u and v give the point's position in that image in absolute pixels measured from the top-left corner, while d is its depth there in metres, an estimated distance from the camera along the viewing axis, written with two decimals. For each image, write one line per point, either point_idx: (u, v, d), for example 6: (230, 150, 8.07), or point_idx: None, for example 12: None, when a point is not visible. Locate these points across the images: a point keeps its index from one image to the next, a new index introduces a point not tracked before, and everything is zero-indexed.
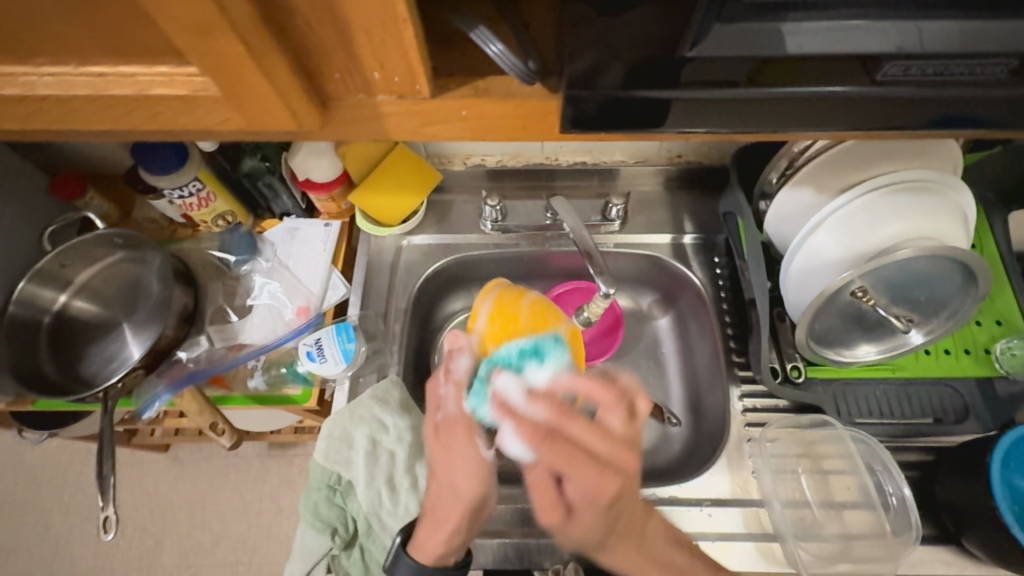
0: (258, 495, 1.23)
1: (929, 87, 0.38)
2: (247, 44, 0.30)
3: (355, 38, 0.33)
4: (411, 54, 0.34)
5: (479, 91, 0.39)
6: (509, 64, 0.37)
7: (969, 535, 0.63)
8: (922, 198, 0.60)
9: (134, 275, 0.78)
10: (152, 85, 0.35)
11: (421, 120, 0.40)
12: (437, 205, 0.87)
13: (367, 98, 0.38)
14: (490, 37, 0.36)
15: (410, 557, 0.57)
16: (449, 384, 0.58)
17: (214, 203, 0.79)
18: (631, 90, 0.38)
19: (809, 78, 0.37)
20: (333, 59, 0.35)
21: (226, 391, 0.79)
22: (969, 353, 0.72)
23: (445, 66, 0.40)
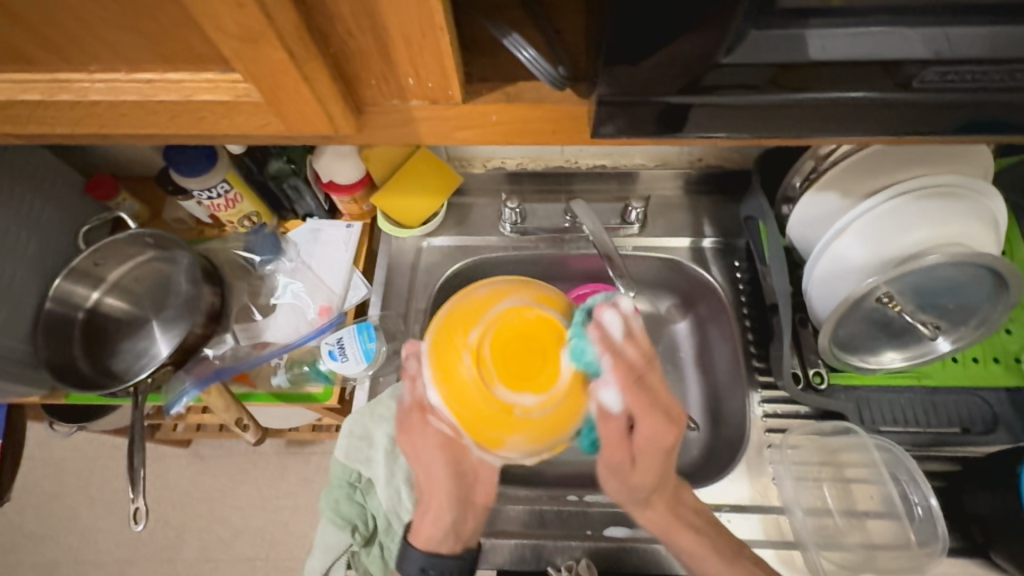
0: (277, 492, 1.25)
1: (962, 95, 0.37)
2: (291, 52, 0.31)
3: (393, 46, 0.34)
4: (446, 60, 0.34)
5: (510, 97, 0.39)
6: (540, 70, 0.37)
7: (998, 548, 0.62)
8: (951, 202, 0.59)
9: (164, 273, 0.80)
10: (196, 91, 0.36)
11: (452, 125, 0.41)
12: (457, 207, 0.88)
13: (401, 103, 0.39)
14: (523, 43, 0.37)
15: (410, 542, 0.59)
16: (407, 379, 0.55)
17: (241, 204, 0.81)
18: (660, 96, 0.38)
19: (841, 83, 0.37)
20: (371, 66, 0.36)
21: (250, 388, 0.80)
22: (998, 361, 0.70)
23: (477, 72, 0.41)
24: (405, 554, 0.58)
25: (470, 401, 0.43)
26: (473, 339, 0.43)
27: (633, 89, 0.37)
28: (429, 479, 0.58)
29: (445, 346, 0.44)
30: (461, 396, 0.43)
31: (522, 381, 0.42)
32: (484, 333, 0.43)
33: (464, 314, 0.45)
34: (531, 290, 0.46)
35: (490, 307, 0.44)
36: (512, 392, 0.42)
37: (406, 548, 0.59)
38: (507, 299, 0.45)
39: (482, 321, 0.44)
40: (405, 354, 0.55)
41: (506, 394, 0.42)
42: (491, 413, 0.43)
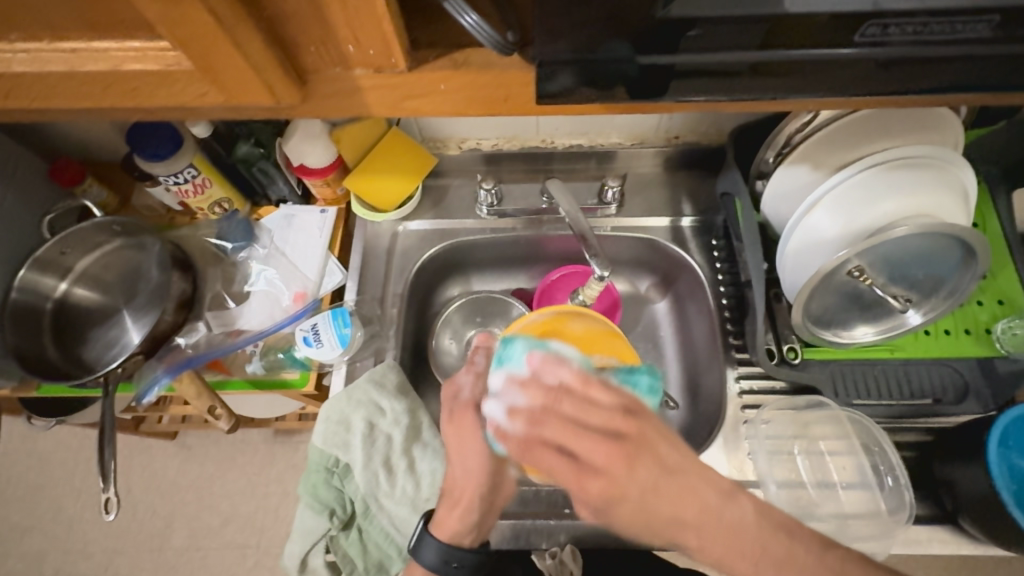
0: (265, 480, 1.25)
1: (921, 51, 0.36)
2: (217, 15, 0.30)
3: (328, 7, 0.33)
4: (384, 23, 0.33)
5: (457, 64, 0.38)
6: (484, 35, 0.35)
7: (965, 514, 0.63)
8: (921, 174, 0.59)
9: (134, 262, 0.78)
10: (125, 61, 0.35)
11: (401, 95, 0.40)
12: (433, 189, 0.87)
13: (344, 71, 0.38)
14: (465, 7, 0.35)
15: (431, 536, 0.58)
16: (470, 374, 0.59)
17: (209, 189, 0.79)
18: (615, 56, 0.37)
19: (800, 43, 0.36)
20: (307, 31, 0.34)
21: (226, 375, 0.79)
22: (969, 333, 0.71)
23: (424, 39, 0.40)
24: (422, 548, 0.58)
25: None
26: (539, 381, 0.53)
27: (579, 53, 0.36)
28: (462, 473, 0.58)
29: (525, 355, 0.54)
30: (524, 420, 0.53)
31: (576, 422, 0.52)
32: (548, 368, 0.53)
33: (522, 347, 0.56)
34: None
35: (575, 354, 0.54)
36: None
37: (423, 539, 0.59)
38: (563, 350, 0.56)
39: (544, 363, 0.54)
40: (477, 349, 0.60)
41: None
42: None
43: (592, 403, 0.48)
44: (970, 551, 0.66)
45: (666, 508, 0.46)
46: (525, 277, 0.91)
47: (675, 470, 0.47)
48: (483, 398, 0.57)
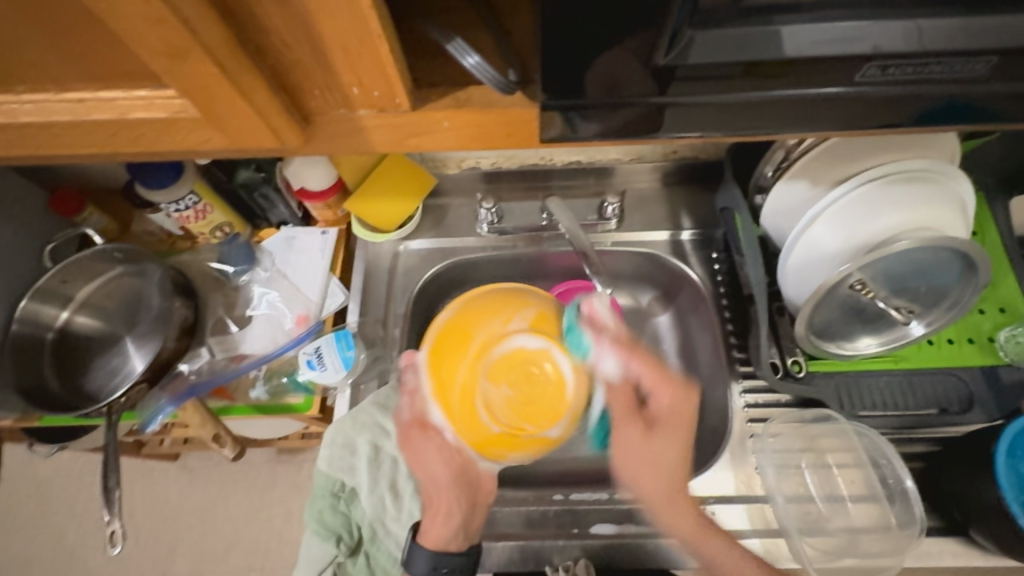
0: (269, 501, 1.24)
1: (917, 86, 0.37)
2: (222, 66, 0.30)
3: (332, 56, 0.33)
4: (388, 69, 0.34)
5: (460, 102, 0.39)
6: (485, 74, 0.37)
7: (977, 527, 0.63)
8: (921, 188, 0.59)
9: (135, 289, 0.78)
10: (131, 109, 0.36)
11: (403, 132, 0.40)
12: (434, 209, 0.87)
13: (348, 112, 0.38)
14: (467, 49, 0.37)
15: (418, 546, 0.58)
16: (408, 394, 0.60)
17: (211, 215, 0.79)
18: (616, 96, 0.37)
19: (797, 82, 0.37)
20: (311, 76, 0.35)
21: (229, 402, 0.79)
22: (972, 342, 0.71)
23: (426, 78, 0.40)
24: (409, 557, 0.57)
25: (467, 420, 0.50)
26: (473, 368, 0.49)
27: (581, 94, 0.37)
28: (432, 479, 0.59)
29: (453, 354, 0.50)
30: (469, 414, 0.49)
31: (528, 402, 0.48)
32: (485, 344, 0.49)
33: (467, 328, 0.51)
34: (526, 312, 0.51)
35: (495, 332, 0.50)
36: (519, 420, 0.49)
37: (413, 549, 0.58)
38: (506, 320, 0.50)
39: (481, 344, 0.49)
40: (406, 366, 0.59)
41: (509, 417, 0.48)
42: (497, 437, 0.49)
43: (649, 362, 0.62)
44: (982, 563, 0.65)
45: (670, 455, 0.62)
46: None
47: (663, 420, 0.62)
48: (426, 411, 0.56)
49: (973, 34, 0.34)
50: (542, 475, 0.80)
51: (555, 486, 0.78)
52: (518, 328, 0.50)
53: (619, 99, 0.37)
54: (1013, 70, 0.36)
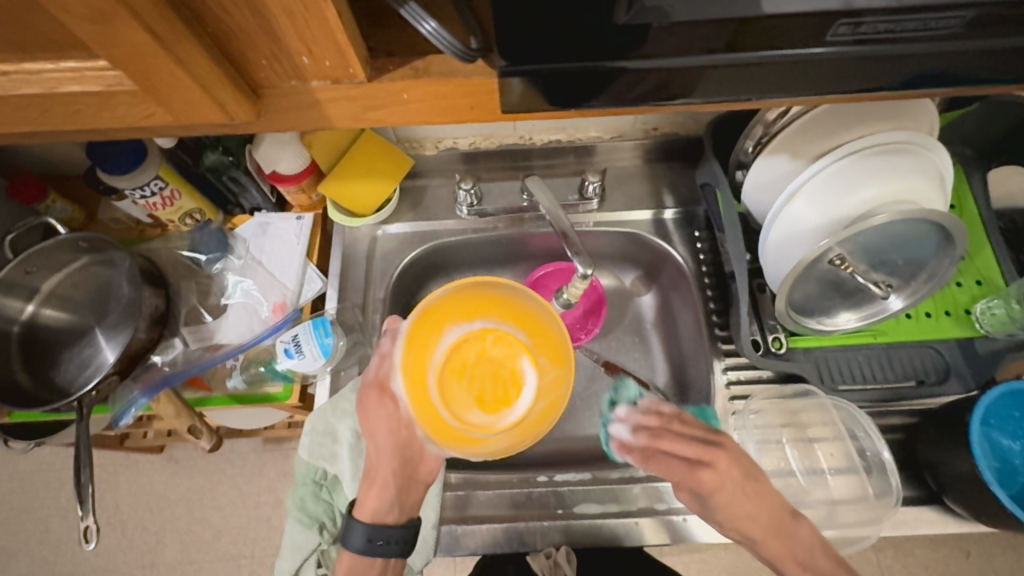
0: (257, 490, 1.24)
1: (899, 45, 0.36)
2: (155, 34, 0.28)
3: (277, 22, 0.31)
4: (338, 34, 0.32)
5: (418, 72, 0.37)
6: (445, 43, 0.34)
7: (951, 494, 0.64)
8: (899, 161, 0.59)
9: (104, 279, 0.76)
10: (62, 82, 0.33)
11: (363, 106, 0.39)
12: (411, 191, 0.85)
13: (300, 84, 0.36)
14: (423, 14, 0.33)
15: (352, 518, 0.57)
16: (379, 357, 0.60)
17: (180, 201, 0.77)
18: (581, 62, 0.36)
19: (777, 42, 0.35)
20: (256, 44, 0.33)
21: (206, 392, 0.77)
22: (949, 314, 0.72)
23: (383, 47, 0.38)
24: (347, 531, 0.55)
25: (420, 398, 0.50)
26: (427, 355, 0.51)
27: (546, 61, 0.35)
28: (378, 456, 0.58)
29: (423, 333, 0.51)
30: (421, 388, 0.50)
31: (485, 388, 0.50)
32: (455, 344, 0.52)
33: (440, 315, 0.52)
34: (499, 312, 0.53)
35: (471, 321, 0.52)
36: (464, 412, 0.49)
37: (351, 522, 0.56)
38: (477, 324, 0.52)
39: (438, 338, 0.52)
40: (386, 332, 0.61)
41: (455, 406, 0.49)
42: (451, 428, 0.49)
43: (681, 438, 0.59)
44: (956, 529, 0.67)
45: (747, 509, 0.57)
46: (509, 276, 0.90)
47: (746, 478, 0.57)
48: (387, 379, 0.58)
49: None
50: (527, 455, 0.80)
51: (540, 467, 0.78)
52: (480, 320, 0.52)
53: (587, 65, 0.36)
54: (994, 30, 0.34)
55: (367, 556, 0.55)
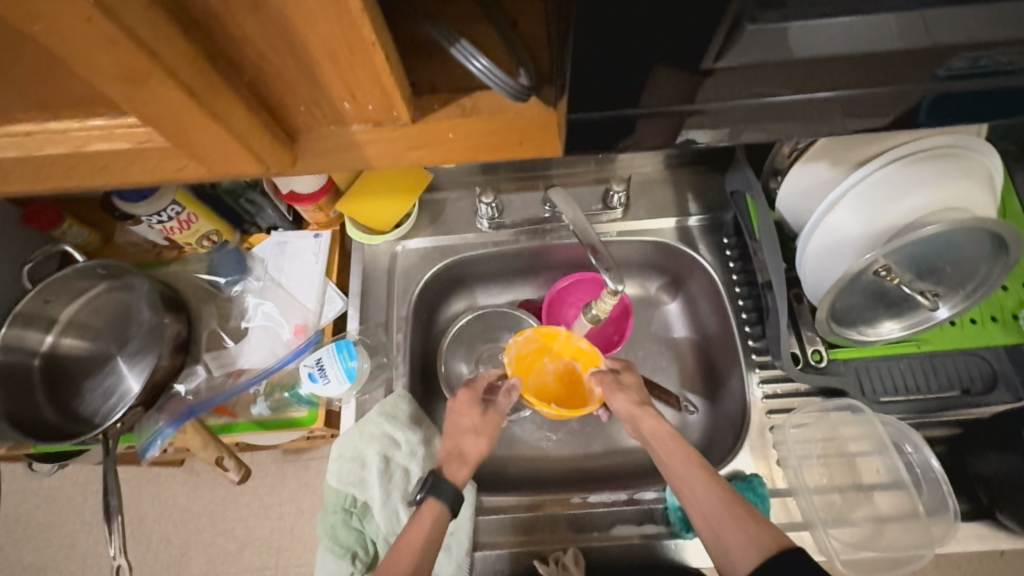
0: (279, 500, 1.21)
1: (932, 69, 0.37)
2: (190, 91, 0.27)
3: (319, 67, 0.30)
4: (385, 78, 0.30)
5: (466, 110, 0.35)
6: (496, 79, 0.34)
7: (1003, 509, 0.62)
8: (949, 165, 0.56)
9: (123, 304, 0.75)
10: (89, 140, 0.33)
11: (403, 146, 0.37)
12: (430, 205, 0.83)
13: (340, 128, 0.35)
14: (474, 52, 0.34)
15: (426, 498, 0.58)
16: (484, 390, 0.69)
17: (196, 223, 0.75)
18: (646, 108, 0.37)
19: (812, 74, 0.36)
20: (295, 90, 0.32)
21: (231, 418, 0.76)
22: (995, 320, 0.68)
23: (427, 82, 0.36)
24: (437, 488, 0.59)
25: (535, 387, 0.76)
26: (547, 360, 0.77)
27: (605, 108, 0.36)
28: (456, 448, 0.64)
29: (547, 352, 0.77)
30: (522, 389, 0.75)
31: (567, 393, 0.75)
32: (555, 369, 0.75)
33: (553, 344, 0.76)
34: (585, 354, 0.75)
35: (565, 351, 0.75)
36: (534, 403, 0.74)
37: (441, 481, 0.59)
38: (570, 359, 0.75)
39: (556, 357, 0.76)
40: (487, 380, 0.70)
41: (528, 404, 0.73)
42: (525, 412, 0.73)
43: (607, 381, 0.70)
44: (1008, 545, 0.65)
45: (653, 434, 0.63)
46: (531, 287, 0.88)
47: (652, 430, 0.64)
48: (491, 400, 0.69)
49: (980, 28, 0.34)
50: (557, 471, 0.79)
51: (571, 486, 0.76)
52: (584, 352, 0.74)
53: (638, 112, 0.37)
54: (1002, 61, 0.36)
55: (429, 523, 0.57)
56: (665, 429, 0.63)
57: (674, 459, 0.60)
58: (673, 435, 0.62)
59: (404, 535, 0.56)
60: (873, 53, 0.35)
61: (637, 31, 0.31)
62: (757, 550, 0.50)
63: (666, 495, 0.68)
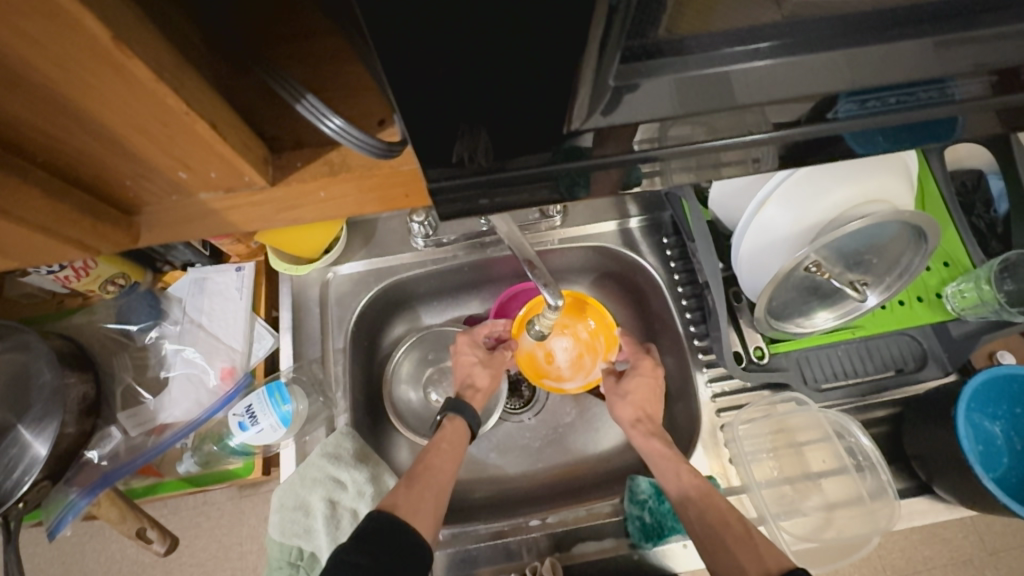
0: (238, 538, 0.92)
1: (819, 112, 0.37)
2: None
3: (129, 142, 0.30)
4: (217, 147, 0.30)
5: (334, 168, 0.35)
6: (353, 139, 0.33)
7: (940, 484, 0.64)
8: (864, 161, 0.57)
9: (17, 367, 0.64)
10: None
11: (275, 208, 0.37)
12: (361, 226, 0.79)
13: (183, 197, 0.36)
14: (325, 112, 0.32)
15: (445, 422, 0.69)
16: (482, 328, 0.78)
17: (96, 267, 0.66)
18: (574, 160, 0.37)
19: (714, 119, 0.36)
20: (113, 165, 0.32)
21: (157, 477, 0.71)
22: (922, 300, 0.70)
23: (292, 136, 0.36)
24: (458, 407, 0.69)
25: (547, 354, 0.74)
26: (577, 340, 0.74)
27: (525, 164, 0.36)
28: (467, 378, 0.74)
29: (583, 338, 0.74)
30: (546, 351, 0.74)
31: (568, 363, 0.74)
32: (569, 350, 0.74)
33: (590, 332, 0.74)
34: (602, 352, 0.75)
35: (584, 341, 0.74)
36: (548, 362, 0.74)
37: (462, 403, 0.70)
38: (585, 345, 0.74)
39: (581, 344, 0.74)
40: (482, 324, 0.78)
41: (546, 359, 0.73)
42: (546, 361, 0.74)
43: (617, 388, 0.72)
44: (947, 516, 0.67)
45: (660, 453, 0.66)
46: (477, 301, 0.85)
47: (655, 451, 0.66)
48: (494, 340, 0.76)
49: (866, 67, 0.34)
50: (520, 489, 0.77)
51: (534, 503, 0.75)
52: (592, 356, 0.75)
53: (574, 162, 0.37)
54: (888, 105, 0.36)
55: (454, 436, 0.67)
56: (658, 448, 0.66)
57: (682, 481, 0.62)
58: (667, 453, 0.65)
59: (434, 445, 0.66)
60: (775, 100, 0.35)
61: (513, 90, 0.31)
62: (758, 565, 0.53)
63: (625, 506, 0.67)
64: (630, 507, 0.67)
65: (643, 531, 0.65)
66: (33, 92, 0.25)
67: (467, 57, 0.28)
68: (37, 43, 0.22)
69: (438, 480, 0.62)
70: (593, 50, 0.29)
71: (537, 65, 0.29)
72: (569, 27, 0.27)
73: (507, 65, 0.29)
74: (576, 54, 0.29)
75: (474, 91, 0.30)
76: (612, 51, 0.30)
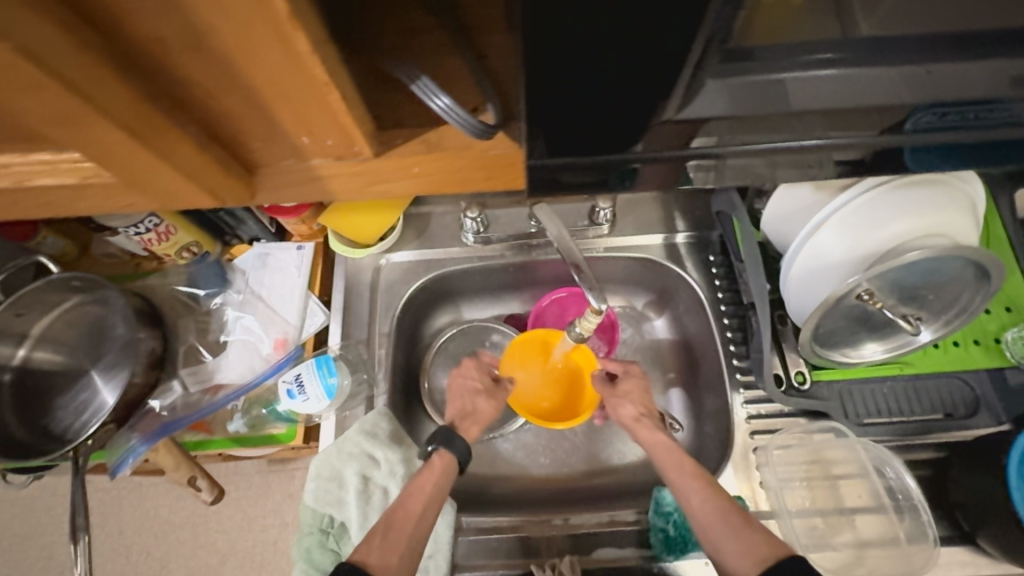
0: (261, 511, 0.96)
1: (892, 126, 0.37)
2: (135, 132, 0.31)
3: (274, 106, 0.34)
4: (343, 115, 0.34)
5: (429, 146, 0.38)
6: (457, 117, 0.36)
7: (985, 535, 0.61)
8: (930, 193, 0.56)
9: (98, 317, 0.71)
10: (34, 174, 0.38)
11: (368, 180, 0.41)
12: (415, 218, 0.83)
13: (299, 162, 0.40)
14: (435, 90, 0.36)
15: (434, 456, 0.63)
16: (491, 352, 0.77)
17: (175, 235, 0.73)
18: (641, 155, 0.39)
19: (774, 127, 0.37)
20: (250, 127, 0.36)
21: (206, 434, 0.76)
22: (979, 343, 0.68)
23: (391, 116, 0.40)
24: (450, 441, 0.64)
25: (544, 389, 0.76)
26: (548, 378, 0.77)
27: (596, 152, 0.38)
28: (468, 407, 0.71)
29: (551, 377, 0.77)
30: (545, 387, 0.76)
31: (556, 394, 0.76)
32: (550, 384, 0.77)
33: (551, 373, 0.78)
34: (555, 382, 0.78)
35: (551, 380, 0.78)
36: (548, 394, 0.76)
37: (453, 435, 0.64)
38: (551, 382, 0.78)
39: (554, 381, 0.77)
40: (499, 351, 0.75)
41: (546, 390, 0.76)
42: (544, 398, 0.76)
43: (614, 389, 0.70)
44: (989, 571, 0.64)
45: (661, 442, 0.64)
46: (517, 302, 0.87)
47: (657, 442, 0.64)
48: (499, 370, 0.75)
49: (938, 89, 0.35)
50: (541, 491, 0.78)
51: (555, 506, 0.75)
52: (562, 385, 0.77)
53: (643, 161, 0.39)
54: (962, 120, 0.37)
55: (436, 469, 0.62)
56: (661, 440, 0.64)
57: (681, 463, 0.61)
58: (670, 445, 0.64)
59: (416, 484, 0.60)
60: (837, 109, 0.36)
61: (608, 83, 0.33)
62: (752, 559, 0.51)
63: (649, 517, 0.67)
64: (655, 518, 0.67)
65: (666, 542, 0.65)
66: (211, 52, 0.29)
67: (571, 49, 0.30)
68: (227, 8, 0.26)
69: (417, 530, 0.57)
70: (688, 51, 0.31)
71: (638, 61, 0.32)
72: (673, 27, 0.30)
73: (606, 61, 0.31)
74: (673, 53, 0.31)
75: (572, 82, 0.33)
76: (704, 54, 0.32)
